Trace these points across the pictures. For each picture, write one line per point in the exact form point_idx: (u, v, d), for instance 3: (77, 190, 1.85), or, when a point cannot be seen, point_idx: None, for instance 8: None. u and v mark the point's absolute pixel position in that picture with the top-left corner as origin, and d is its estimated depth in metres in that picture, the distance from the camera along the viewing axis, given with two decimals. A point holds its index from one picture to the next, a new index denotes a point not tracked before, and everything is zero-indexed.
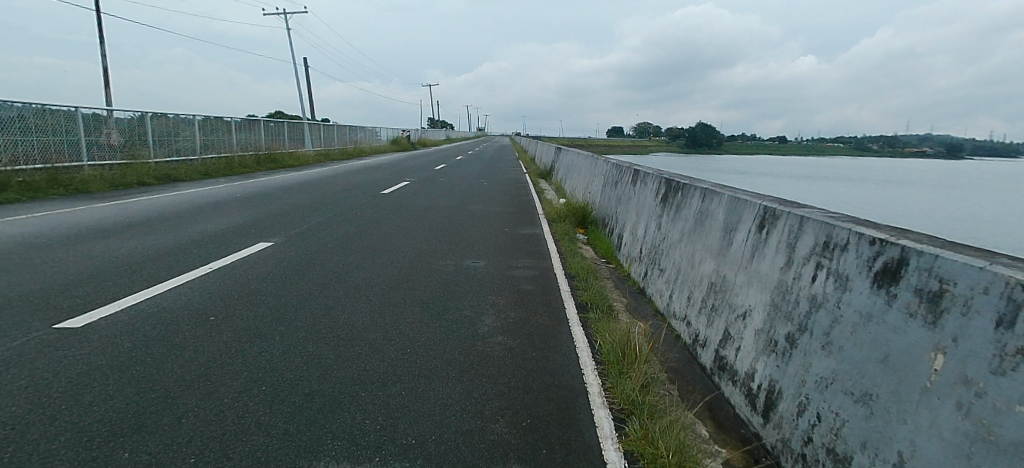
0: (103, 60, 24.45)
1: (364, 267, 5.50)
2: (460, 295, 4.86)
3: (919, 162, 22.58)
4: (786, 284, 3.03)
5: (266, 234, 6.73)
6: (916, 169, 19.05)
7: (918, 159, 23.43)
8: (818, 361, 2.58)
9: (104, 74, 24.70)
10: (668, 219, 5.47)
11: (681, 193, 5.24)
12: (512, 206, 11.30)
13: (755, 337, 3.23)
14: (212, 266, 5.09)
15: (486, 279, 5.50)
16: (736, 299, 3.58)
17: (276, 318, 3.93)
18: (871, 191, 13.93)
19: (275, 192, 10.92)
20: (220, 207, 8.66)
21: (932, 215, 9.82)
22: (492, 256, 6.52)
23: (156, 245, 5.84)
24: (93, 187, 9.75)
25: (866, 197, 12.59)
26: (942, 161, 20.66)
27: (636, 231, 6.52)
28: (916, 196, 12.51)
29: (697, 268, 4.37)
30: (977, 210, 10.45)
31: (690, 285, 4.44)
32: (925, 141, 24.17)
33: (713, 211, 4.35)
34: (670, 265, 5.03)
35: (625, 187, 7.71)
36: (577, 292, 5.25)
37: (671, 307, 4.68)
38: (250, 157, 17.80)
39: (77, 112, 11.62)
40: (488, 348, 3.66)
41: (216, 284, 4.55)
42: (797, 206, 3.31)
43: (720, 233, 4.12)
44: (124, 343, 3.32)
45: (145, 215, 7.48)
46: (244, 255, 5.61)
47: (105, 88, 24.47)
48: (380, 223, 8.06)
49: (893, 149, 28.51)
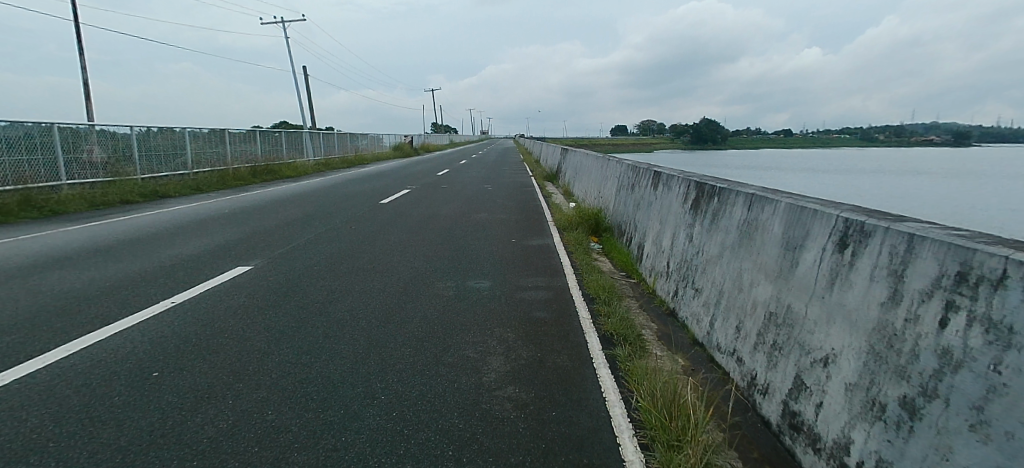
0: (85, 72, 23.52)
1: (349, 298, 4.76)
2: (462, 328, 4.12)
3: (930, 150, 21.92)
4: (894, 327, 2.25)
5: (246, 257, 6.04)
6: (933, 158, 18.17)
7: (929, 147, 22.77)
8: (965, 448, 1.79)
9: (87, 87, 23.73)
10: (700, 229, 4.71)
11: (717, 198, 4.46)
12: (519, 213, 10.61)
13: (845, 394, 2.46)
14: (173, 302, 4.35)
15: (493, 305, 4.74)
16: (811, 339, 2.81)
17: (234, 371, 3.21)
18: (890, 183, 13.16)
19: (266, 206, 10.29)
20: (201, 225, 7.97)
21: (961, 206, 9.15)
22: (499, 275, 5.79)
23: (116, 274, 5.12)
24: (70, 208, 9.09)
25: (887, 191, 11.79)
26: (952, 149, 20.05)
27: (660, 243, 5.74)
28: (936, 184, 11.86)
29: (746, 293, 3.61)
30: (1004, 196, 9.81)
31: (738, 314, 3.67)
32: (932, 130, 23.62)
33: (765, 223, 3.57)
34: (708, 285, 4.26)
35: (644, 191, 6.95)
36: (599, 319, 4.50)
37: (714, 337, 3.93)
38: (245, 169, 17.10)
39: (55, 126, 10.94)
40: (496, 406, 2.92)
41: (173, 327, 3.83)
42: (895, 218, 2.52)
43: (777, 251, 3.34)
44: (30, 417, 2.57)
45: (114, 238, 6.77)
46: (213, 286, 4.88)
47: (91, 102, 23.66)
48: (376, 239, 7.38)
49: (899, 137, 27.88)
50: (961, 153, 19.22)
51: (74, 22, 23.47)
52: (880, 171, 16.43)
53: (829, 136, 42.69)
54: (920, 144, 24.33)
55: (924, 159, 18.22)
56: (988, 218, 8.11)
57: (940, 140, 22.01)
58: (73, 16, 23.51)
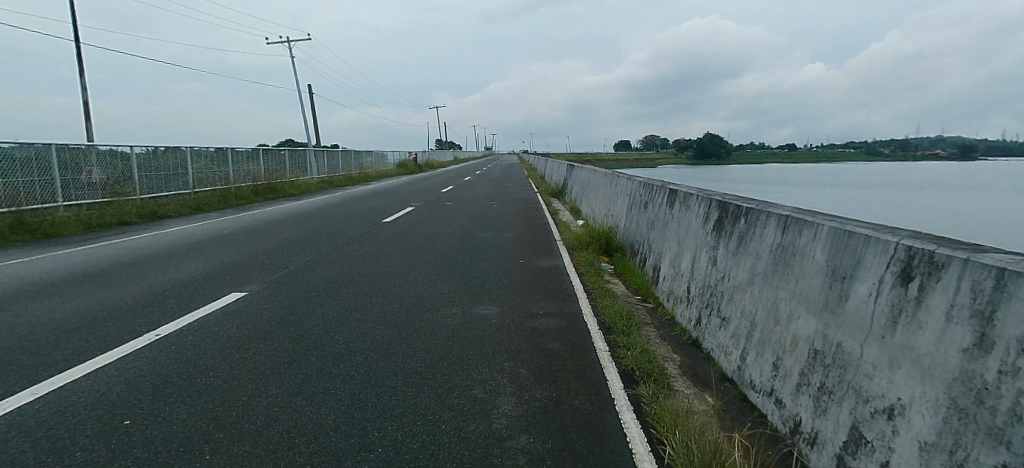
0: (84, 91, 23.55)
1: (346, 328, 4.43)
2: (469, 363, 3.77)
3: (936, 165, 21.71)
4: (983, 379, 1.87)
5: (240, 282, 5.74)
6: (942, 172, 17.95)
7: (934, 162, 22.58)
8: None
9: (89, 106, 23.66)
10: (725, 251, 4.38)
11: (744, 220, 4.14)
12: (526, 231, 10.34)
13: (919, 455, 2.08)
14: (157, 335, 4.02)
15: (501, 336, 4.39)
16: (870, 385, 2.45)
17: (214, 417, 2.87)
18: (901, 199, 12.90)
19: (266, 226, 10.04)
20: (196, 247, 7.69)
21: (980, 224, 8.84)
22: (508, 301, 5.45)
23: (100, 303, 4.81)
24: (63, 230, 8.86)
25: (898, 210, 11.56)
26: (958, 165, 19.84)
27: (678, 265, 5.40)
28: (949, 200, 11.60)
29: (785, 326, 3.26)
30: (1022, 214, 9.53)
31: (776, 349, 3.31)
32: (936, 145, 23.47)
33: (805, 249, 3.23)
34: (737, 315, 3.91)
35: (658, 209, 6.63)
36: (618, 351, 4.15)
37: (747, 374, 3.56)
38: (247, 187, 16.93)
39: (53, 147, 10.77)
40: (507, 460, 2.55)
41: (154, 365, 3.49)
42: (970, 248, 2.18)
43: (821, 281, 3.00)
44: None
45: (104, 262, 6.48)
46: (203, 315, 4.56)
47: (88, 120, 23.72)
48: (377, 261, 7.09)
49: (904, 152, 27.72)
50: (969, 167, 19.00)
51: (74, 40, 23.56)
52: (889, 186, 16.17)
53: (833, 151, 42.63)
54: (926, 158, 24.12)
55: (932, 173, 18.02)
56: (1010, 236, 7.85)
57: (947, 154, 21.80)
58: (74, 37, 23.50)
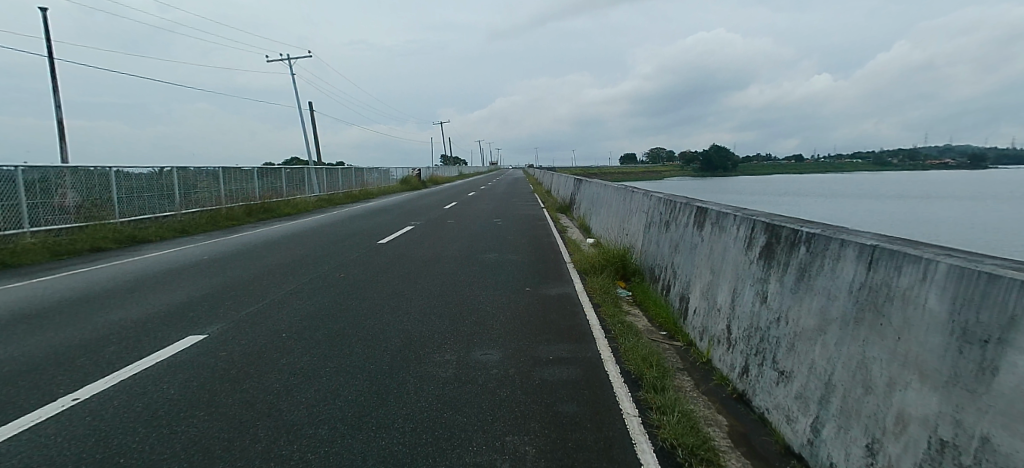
0: (62, 113, 23.20)
1: (315, 385, 3.64)
2: (460, 438, 2.95)
3: (947, 174, 21.02)
4: None
5: (202, 321, 4.99)
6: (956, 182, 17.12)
7: (945, 171, 21.85)
8: None
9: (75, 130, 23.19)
10: (779, 285, 3.55)
11: (807, 248, 3.32)
12: (532, 253, 9.60)
13: None
14: (74, 400, 3.25)
15: (503, 392, 3.57)
16: None
17: None
18: (924, 214, 12.12)
19: (251, 250, 9.33)
20: (165, 276, 6.95)
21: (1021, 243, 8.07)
22: (512, 342, 4.64)
23: (20, 354, 4.01)
24: (24, 259, 8.14)
25: (925, 224, 10.77)
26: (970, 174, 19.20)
27: (712, 299, 4.56)
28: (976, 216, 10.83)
29: (886, 399, 2.40)
30: None
31: (870, 427, 2.46)
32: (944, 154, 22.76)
33: (910, 295, 2.38)
34: (803, 371, 3.06)
35: (683, 230, 5.82)
36: (651, 417, 3.31)
37: (824, 453, 2.71)
38: (240, 208, 16.27)
39: (20, 171, 10.10)
40: None
41: (48, 450, 2.69)
42: None
43: (943, 343, 2.15)
44: None
45: (50, 298, 5.71)
46: (144, 368, 3.79)
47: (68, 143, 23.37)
48: (365, 292, 6.35)
49: (912, 161, 27.04)
50: (982, 176, 18.32)
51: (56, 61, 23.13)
52: (904, 197, 15.41)
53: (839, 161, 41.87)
54: (936, 167, 23.44)
55: (948, 183, 17.30)
56: None
57: (957, 162, 21.11)
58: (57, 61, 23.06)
